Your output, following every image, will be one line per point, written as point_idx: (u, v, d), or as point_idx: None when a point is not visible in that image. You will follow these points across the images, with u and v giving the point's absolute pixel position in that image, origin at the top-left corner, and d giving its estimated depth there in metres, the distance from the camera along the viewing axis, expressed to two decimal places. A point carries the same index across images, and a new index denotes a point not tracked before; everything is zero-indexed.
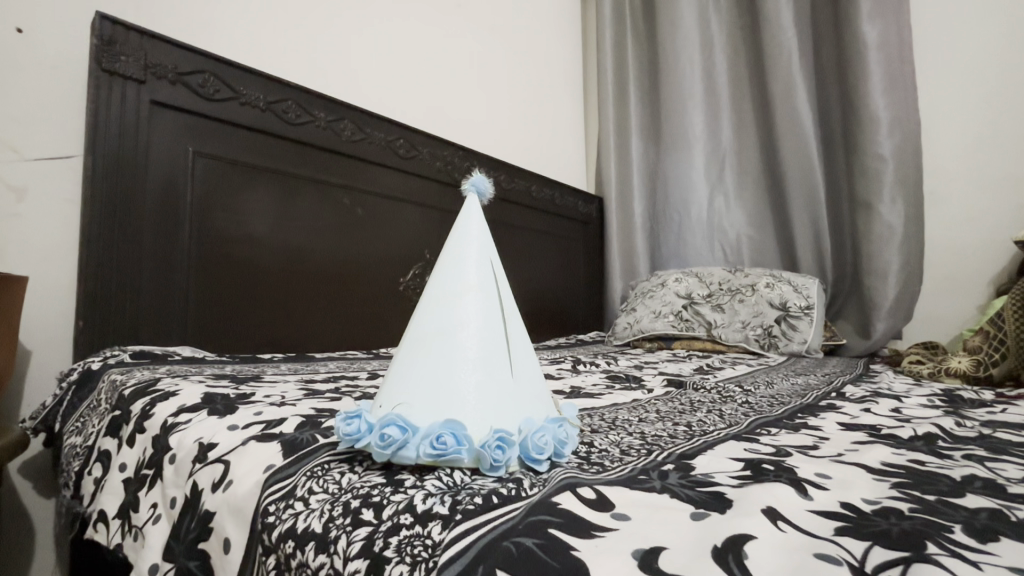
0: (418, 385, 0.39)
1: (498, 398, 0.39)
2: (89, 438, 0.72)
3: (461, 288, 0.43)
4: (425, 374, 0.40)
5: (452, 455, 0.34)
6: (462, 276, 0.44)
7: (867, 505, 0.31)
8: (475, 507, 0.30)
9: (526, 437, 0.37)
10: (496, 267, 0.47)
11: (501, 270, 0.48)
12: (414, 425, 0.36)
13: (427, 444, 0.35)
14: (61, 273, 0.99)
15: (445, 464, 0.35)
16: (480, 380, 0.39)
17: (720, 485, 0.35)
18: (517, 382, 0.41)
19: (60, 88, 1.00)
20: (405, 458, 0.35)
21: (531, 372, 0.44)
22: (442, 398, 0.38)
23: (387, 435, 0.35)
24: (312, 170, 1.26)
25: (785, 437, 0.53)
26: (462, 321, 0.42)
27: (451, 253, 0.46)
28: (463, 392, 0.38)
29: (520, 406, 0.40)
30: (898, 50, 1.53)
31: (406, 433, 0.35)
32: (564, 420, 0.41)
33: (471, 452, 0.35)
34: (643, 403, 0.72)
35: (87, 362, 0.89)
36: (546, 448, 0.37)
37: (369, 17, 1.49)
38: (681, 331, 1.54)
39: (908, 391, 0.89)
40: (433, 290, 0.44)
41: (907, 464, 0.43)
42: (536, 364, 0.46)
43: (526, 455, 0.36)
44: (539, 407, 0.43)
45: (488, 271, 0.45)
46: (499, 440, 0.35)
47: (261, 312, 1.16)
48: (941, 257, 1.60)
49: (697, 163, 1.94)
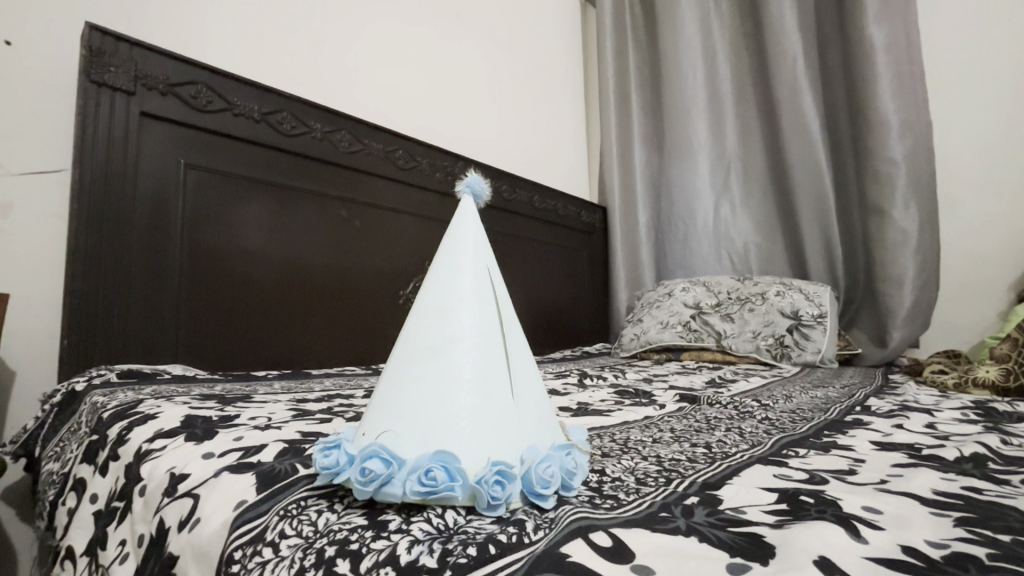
0: (407, 410, 0.35)
1: (498, 426, 0.34)
2: (66, 465, 0.67)
3: (455, 299, 0.39)
4: (416, 398, 0.35)
5: (443, 493, 0.30)
6: (456, 285, 0.40)
7: (933, 550, 0.27)
8: (467, 562, 0.25)
9: (528, 469, 0.32)
10: (494, 276, 0.42)
11: (499, 276, 0.43)
12: (401, 456, 0.32)
13: (414, 481, 0.30)
14: (48, 291, 0.96)
15: (435, 501, 0.30)
16: (476, 404, 0.34)
17: (757, 524, 0.30)
18: (520, 408, 0.37)
19: (50, 102, 0.98)
20: (390, 496, 0.30)
21: (535, 393, 0.40)
22: (434, 425, 0.34)
23: (368, 470, 0.30)
24: (308, 183, 1.22)
25: (816, 459, 0.48)
26: (456, 336, 0.37)
27: (445, 262, 0.42)
28: (460, 419, 0.34)
29: (521, 432, 0.36)
30: (906, 52, 1.49)
31: (390, 467, 0.31)
32: (573, 447, 0.37)
33: (466, 488, 0.31)
34: (656, 421, 0.67)
35: (70, 383, 0.84)
36: (552, 482, 0.32)
37: (365, 28, 1.47)
38: (689, 342, 1.49)
39: (937, 404, 0.83)
40: (424, 302, 0.40)
41: (963, 492, 0.37)
42: (540, 383, 0.41)
43: (529, 490, 0.32)
44: (545, 435, 0.38)
45: (484, 279, 0.41)
46: (498, 475, 0.31)
47: (256, 328, 1.12)
48: (958, 264, 1.55)
49: (702, 170, 1.89)
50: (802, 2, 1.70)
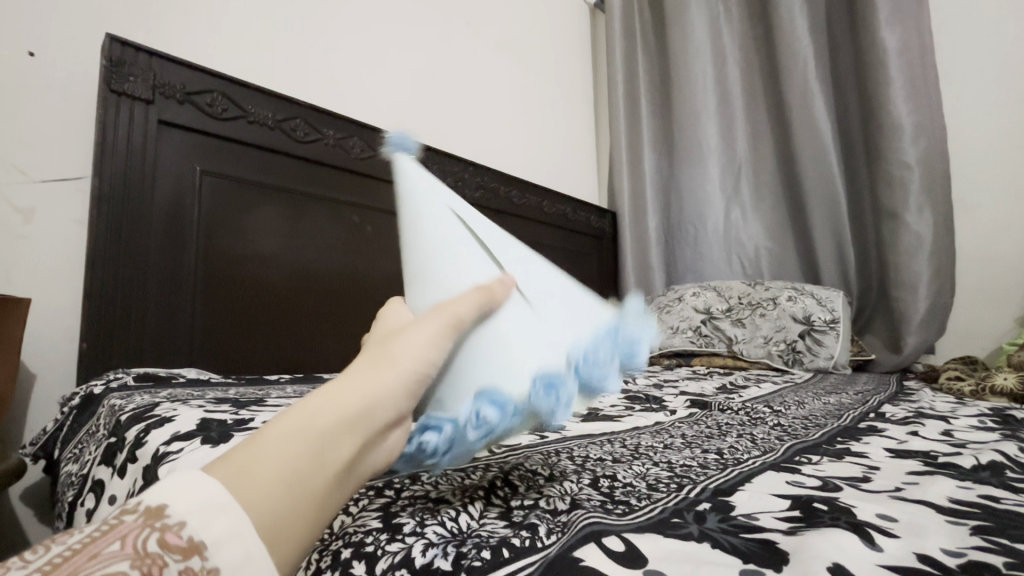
0: None
1: (530, 340, 0.36)
2: (84, 467, 0.68)
3: (443, 262, 0.41)
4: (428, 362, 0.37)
5: (503, 423, 0.33)
6: (435, 250, 0.41)
7: (951, 559, 0.27)
8: (481, 565, 0.26)
9: (575, 366, 0.35)
10: (461, 217, 0.44)
11: (465, 211, 0.45)
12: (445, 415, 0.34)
13: (470, 429, 0.32)
14: (67, 295, 0.98)
15: (499, 434, 0.33)
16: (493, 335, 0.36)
17: (769, 531, 0.30)
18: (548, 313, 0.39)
19: (73, 111, 1.00)
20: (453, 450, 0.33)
21: (557, 292, 0.41)
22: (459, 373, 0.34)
23: (421, 446, 0.32)
24: (321, 189, 1.24)
25: (830, 467, 0.47)
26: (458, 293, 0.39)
27: (414, 232, 0.44)
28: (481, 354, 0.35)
29: (552, 335, 0.37)
30: (920, 55, 1.48)
31: (439, 431, 0.32)
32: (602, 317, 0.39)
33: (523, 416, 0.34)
34: (667, 427, 0.66)
35: (89, 386, 0.86)
36: (601, 363, 0.35)
37: (376, 35, 1.49)
38: (700, 347, 1.48)
39: (954, 411, 0.81)
40: (411, 279, 0.43)
41: (981, 501, 0.37)
42: (561, 282, 0.42)
43: (586, 382, 0.35)
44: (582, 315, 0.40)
45: (455, 228, 0.42)
46: (548, 387, 0.33)
47: (269, 332, 1.13)
48: (975, 268, 1.52)
49: (712, 174, 1.88)
50: (812, 6, 1.69)
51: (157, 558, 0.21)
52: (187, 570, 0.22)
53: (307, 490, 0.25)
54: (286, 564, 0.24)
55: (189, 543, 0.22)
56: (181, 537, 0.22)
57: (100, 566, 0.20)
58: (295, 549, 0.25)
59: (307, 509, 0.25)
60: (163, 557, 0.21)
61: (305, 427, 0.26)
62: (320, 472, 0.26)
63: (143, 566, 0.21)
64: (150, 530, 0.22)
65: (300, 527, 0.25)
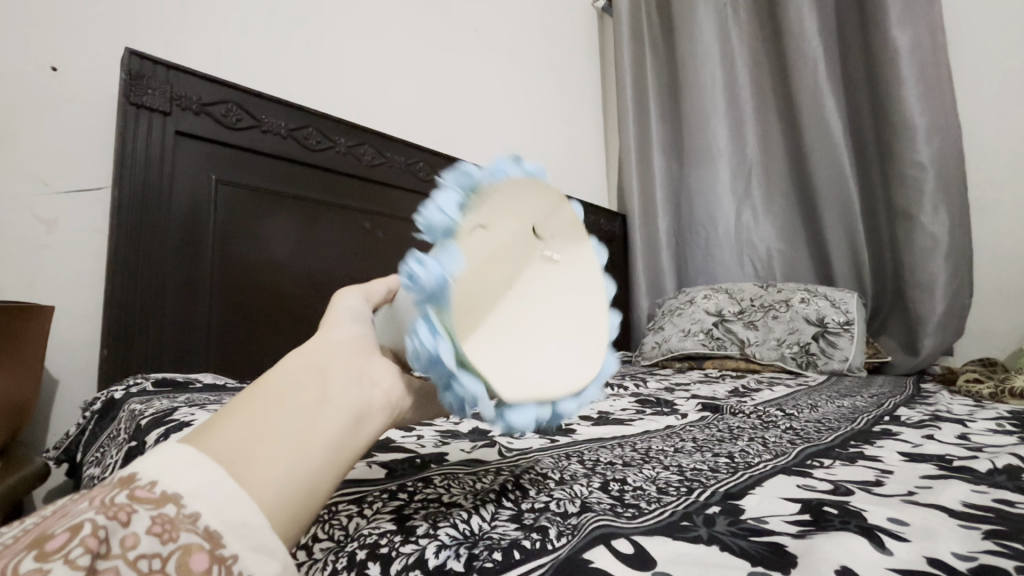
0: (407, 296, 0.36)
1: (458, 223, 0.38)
2: (106, 470, 0.70)
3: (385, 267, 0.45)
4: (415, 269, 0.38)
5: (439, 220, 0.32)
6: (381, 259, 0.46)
7: (961, 562, 0.27)
8: (493, 566, 0.27)
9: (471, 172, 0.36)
10: None
11: None
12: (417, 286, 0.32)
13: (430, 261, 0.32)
14: (89, 301, 1.01)
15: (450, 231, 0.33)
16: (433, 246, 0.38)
17: (778, 534, 0.30)
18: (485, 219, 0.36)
19: (95, 124, 1.03)
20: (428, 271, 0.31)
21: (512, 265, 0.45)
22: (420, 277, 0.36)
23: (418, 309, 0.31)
24: (333, 196, 1.26)
25: (843, 470, 0.47)
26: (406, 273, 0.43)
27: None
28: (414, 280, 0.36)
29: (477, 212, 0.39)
30: (932, 54, 1.46)
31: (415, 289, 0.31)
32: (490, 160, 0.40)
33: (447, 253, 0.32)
34: (678, 431, 0.66)
35: (109, 392, 0.88)
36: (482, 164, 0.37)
37: (387, 45, 1.51)
38: (712, 350, 1.47)
39: (972, 414, 0.80)
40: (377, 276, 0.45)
41: (995, 505, 0.37)
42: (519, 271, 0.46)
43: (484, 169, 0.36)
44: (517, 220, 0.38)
45: None
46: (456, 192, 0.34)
47: (282, 338, 1.15)
48: (993, 268, 1.50)
49: (723, 177, 1.87)
50: (821, 7, 1.69)
51: (125, 507, 0.23)
52: (160, 516, 0.23)
53: (260, 444, 0.26)
54: (271, 494, 0.25)
55: (159, 494, 0.23)
56: (153, 491, 0.24)
57: (69, 519, 0.22)
58: (270, 486, 0.25)
59: (277, 437, 0.26)
60: (132, 505, 0.23)
61: (257, 386, 0.29)
62: (271, 425, 0.27)
63: (110, 513, 0.22)
64: (120, 489, 0.24)
65: (266, 467, 0.25)
